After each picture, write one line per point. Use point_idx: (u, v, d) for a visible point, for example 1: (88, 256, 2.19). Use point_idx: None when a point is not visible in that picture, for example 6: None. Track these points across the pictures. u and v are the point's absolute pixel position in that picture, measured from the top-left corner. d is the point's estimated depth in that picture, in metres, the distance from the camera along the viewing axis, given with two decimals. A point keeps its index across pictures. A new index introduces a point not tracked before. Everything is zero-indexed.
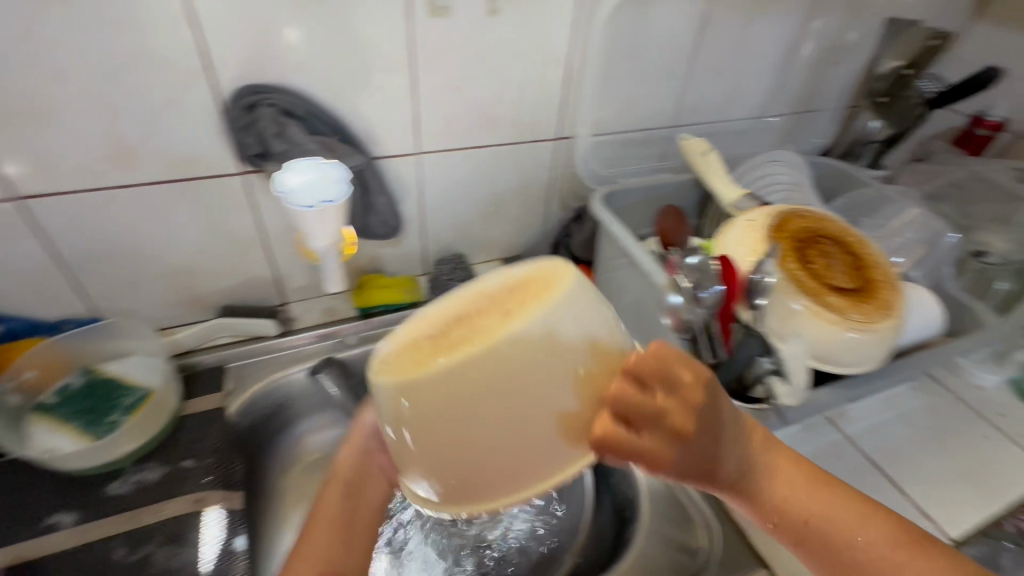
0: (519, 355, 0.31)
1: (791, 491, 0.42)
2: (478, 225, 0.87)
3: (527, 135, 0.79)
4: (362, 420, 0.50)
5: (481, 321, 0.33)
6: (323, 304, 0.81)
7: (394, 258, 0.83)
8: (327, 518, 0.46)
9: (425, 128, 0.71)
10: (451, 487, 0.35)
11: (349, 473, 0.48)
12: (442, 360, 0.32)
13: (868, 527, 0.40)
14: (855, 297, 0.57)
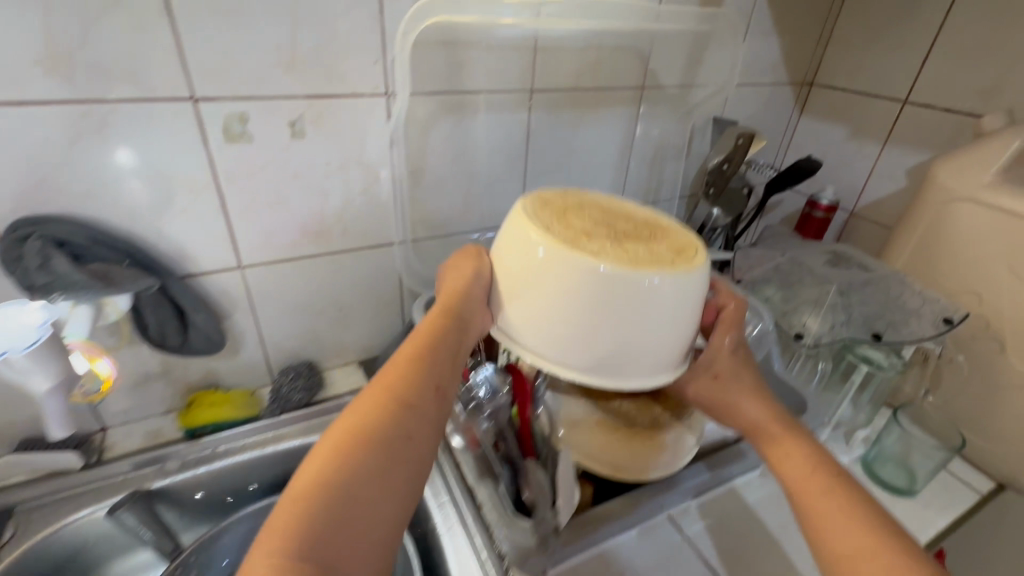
0: (696, 285, 0.52)
1: (732, 408, 0.56)
2: (326, 330, 0.86)
3: (364, 242, 0.80)
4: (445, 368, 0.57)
5: (659, 255, 0.51)
6: (148, 427, 0.77)
7: (230, 371, 0.80)
8: (324, 471, 0.44)
9: (244, 243, 0.71)
10: (567, 329, 0.51)
11: (353, 427, 0.48)
12: (604, 265, 0.48)
13: (796, 457, 0.52)
14: (643, 399, 0.58)
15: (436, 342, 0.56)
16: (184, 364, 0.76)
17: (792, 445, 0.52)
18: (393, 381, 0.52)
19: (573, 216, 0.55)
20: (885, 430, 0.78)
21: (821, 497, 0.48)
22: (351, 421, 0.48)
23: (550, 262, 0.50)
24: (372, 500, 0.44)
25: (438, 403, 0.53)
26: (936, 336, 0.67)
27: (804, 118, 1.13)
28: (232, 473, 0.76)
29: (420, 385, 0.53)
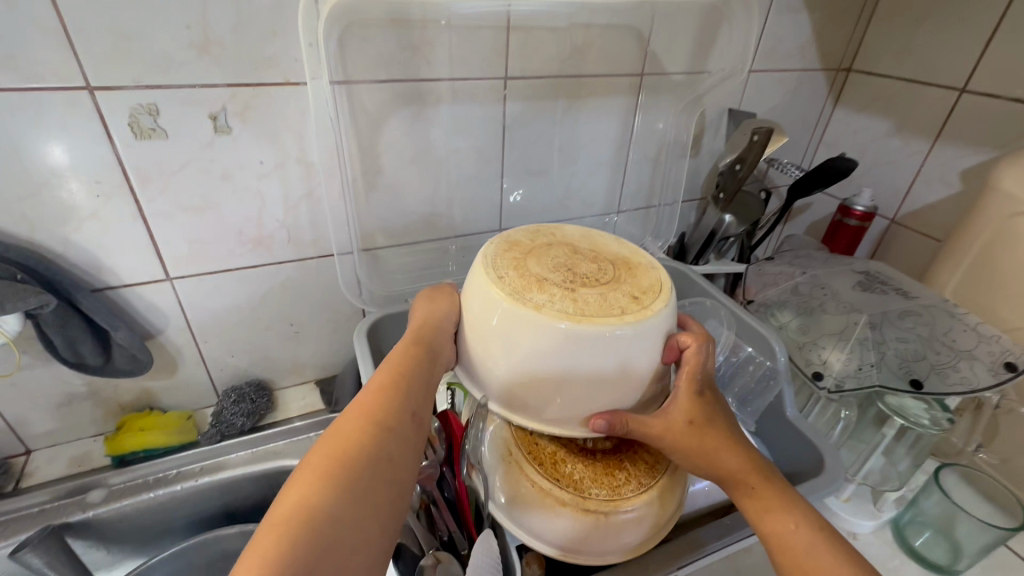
0: (659, 331, 0.43)
1: (703, 453, 0.43)
2: (277, 347, 0.77)
3: (313, 250, 0.71)
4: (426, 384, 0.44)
5: (614, 301, 0.42)
6: (75, 451, 0.70)
7: (167, 391, 0.73)
8: (305, 514, 0.33)
9: (169, 252, 0.63)
10: (528, 397, 0.43)
11: (332, 456, 0.36)
12: (567, 325, 0.40)
13: (780, 512, 0.40)
14: (607, 462, 0.46)
15: (412, 355, 0.45)
16: (112, 384, 0.69)
17: (775, 500, 0.41)
18: (378, 402, 0.41)
19: (529, 257, 0.47)
20: (922, 490, 0.63)
21: (810, 556, 0.38)
22: (328, 449, 0.37)
23: (506, 328, 0.42)
24: (347, 555, 0.33)
25: (421, 431, 0.42)
26: (994, 387, 0.54)
27: (837, 109, 0.98)
28: (163, 506, 0.68)
29: (402, 407, 0.41)
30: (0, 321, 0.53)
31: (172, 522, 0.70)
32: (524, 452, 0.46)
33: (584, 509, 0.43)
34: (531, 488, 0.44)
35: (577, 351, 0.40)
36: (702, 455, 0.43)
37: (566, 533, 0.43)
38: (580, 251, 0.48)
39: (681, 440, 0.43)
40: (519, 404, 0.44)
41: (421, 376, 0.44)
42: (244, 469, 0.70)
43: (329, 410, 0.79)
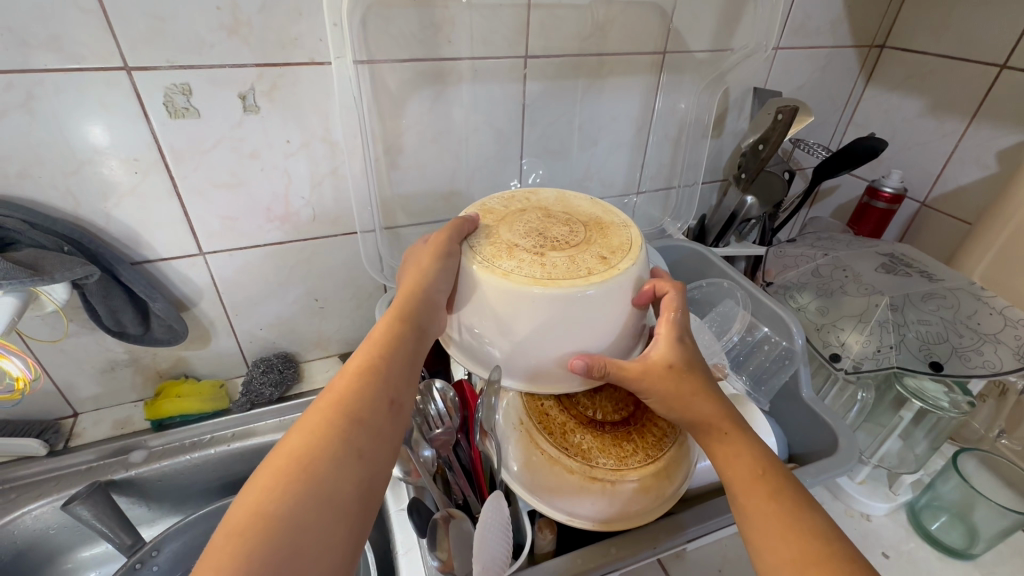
0: (625, 288, 0.47)
1: (680, 396, 0.44)
2: (304, 320, 0.80)
3: (336, 228, 0.74)
4: (401, 371, 0.42)
5: (582, 263, 0.46)
6: (118, 415, 0.75)
7: (201, 360, 0.77)
8: (262, 518, 0.32)
9: (202, 228, 0.66)
10: (514, 356, 0.48)
11: (294, 456, 0.35)
12: (538, 289, 0.44)
13: (747, 454, 0.41)
14: (614, 435, 0.48)
15: (383, 342, 0.43)
16: (151, 353, 0.73)
17: (743, 445, 0.42)
18: (345, 393, 0.39)
19: (502, 226, 0.51)
20: (940, 475, 0.62)
21: (772, 496, 0.39)
22: (290, 448, 0.35)
23: (484, 294, 0.46)
24: (310, 554, 0.32)
25: (395, 418, 0.40)
26: (1018, 371, 0.53)
27: (868, 88, 0.95)
28: (199, 467, 0.73)
29: (371, 396, 0.39)
30: (50, 289, 0.57)
31: (206, 483, 0.74)
32: (536, 421, 0.48)
33: (592, 477, 0.45)
34: (541, 455, 0.46)
35: (550, 312, 0.45)
36: (677, 397, 0.44)
37: (576, 500, 0.45)
38: (551, 217, 0.52)
39: (661, 381, 0.44)
40: (507, 363, 0.48)
41: (394, 362, 0.42)
42: (273, 437, 0.74)
43: None
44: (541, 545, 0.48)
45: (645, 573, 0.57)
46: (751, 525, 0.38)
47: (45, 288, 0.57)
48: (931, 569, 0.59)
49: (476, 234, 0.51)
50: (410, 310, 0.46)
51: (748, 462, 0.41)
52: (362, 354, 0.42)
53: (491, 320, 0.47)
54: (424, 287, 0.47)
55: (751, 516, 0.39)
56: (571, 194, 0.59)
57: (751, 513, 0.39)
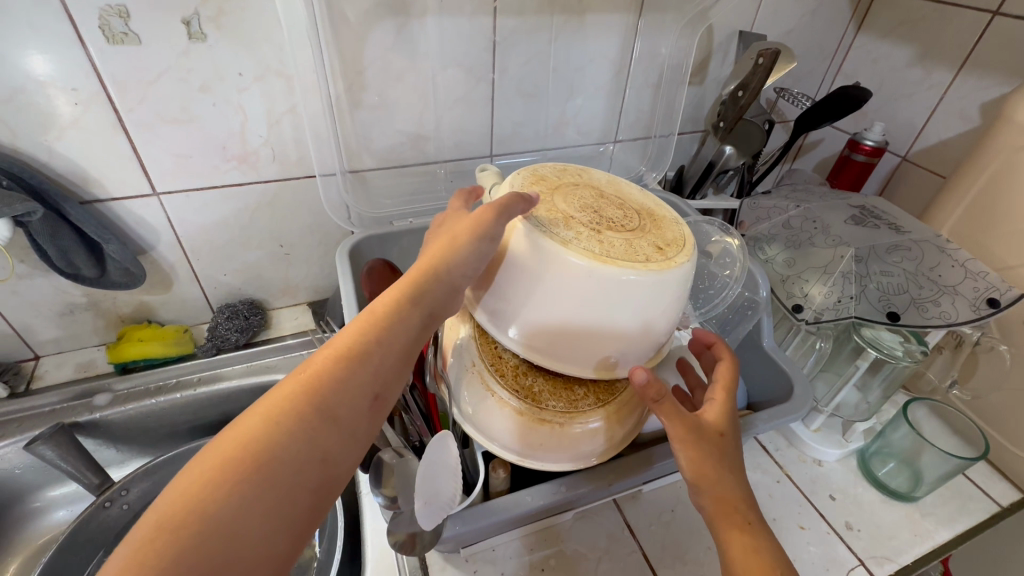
0: (679, 282, 0.45)
1: (719, 468, 0.42)
2: (269, 266, 0.79)
3: (298, 170, 0.71)
4: (394, 357, 0.37)
5: (639, 249, 0.45)
6: (80, 358, 0.74)
7: (165, 305, 0.75)
8: (190, 522, 0.27)
9: (153, 166, 0.63)
10: (538, 335, 0.45)
11: (249, 447, 0.30)
12: (599, 266, 0.42)
13: (763, 550, 0.39)
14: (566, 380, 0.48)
15: (381, 321, 0.38)
16: (110, 296, 0.71)
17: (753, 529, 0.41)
18: (324, 380, 0.34)
19: (557, 194, 0.49)
20: (891, 423, 0.64)
21: None
22: (245, 435, 0.30)
23: (532, 259, 0.43)
24: (237, 567, 0.27)
25: (372, 417, 0.35)
26: (972, 322, 0.53)
27: (859, 36, 0.91)
28: (165, 411, 0.73)
29: (354, 389, 0.34)
30: None
31: (174, 427, 0.75)
32: (490, 361, 0.47)
33: (541, 419, 0.46)
34: (492, 394, 0.46)
35: (600, 291, 0.42)
36: (713, 465, 0.42)
37: (519, 438, 0.46)
38: (606, 200, 0.51)
39: (705, 441, 0.42)
40: (526, 336, 0.45)
41: (391, 352, 0.37)
42: (239, 382, 0.74)
43: (321, 329, 0.81)
44: (494, 483, 0.49)
45: (599, 512, 0.59)
46: None
47: None
48: (873, 510, 0.61)
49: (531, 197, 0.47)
50: (422, 292, 0.40)
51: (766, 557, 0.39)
52: (355, 329, 0.37)
53: (529, 294, 0.44)
54: (446, 268, 0.42)
55: None
56: (620, 179, 0.57)
57: None
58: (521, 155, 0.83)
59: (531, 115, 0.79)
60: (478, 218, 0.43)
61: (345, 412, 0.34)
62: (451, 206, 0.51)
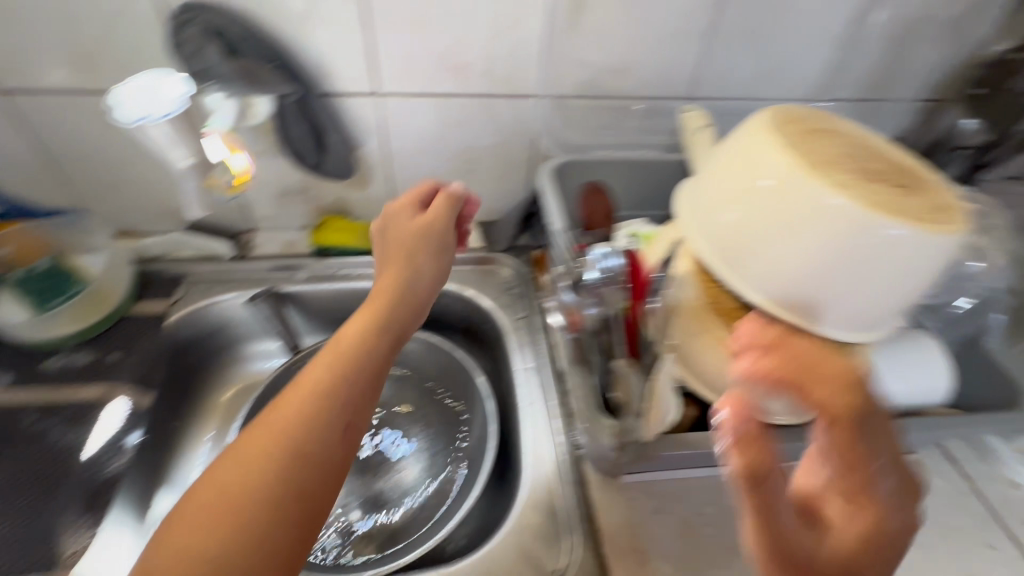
0: (944, 247, 0.42)
1: (846, 442, 0.38)
2: (452, 181, 0.82)
3: (501, 88, 0.71)
4: (373, 365, 0.45)
5: (904, 204, 0.42)
6: (286, 237, 0.82)
7: (359, 202, 0.82)
8: (282, 476, 0.38)
9: (382, 67, 0.67)
10: (766, 281, 0.46)
11: (283, 444, 0.39)
12: (856, 218, 0.41)
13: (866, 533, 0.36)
14: None
15: (350, 339, 0.45)
16: (319, 185, 0.79)
17: (882, 564, 0.37)
18: (317, 386, 0.42)
19: (814, 138, 0.46)
20: None
21: None
22: (275, 432, 0.40)
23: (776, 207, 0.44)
24: (261, 549, 0.36)
25: (351, 439, 0.42)
26: None
27: None
28: (349, 298, 0.80)
29: (336, 408, 0.41)
30: (257, 102, 0.63)
31: (352, 313, 0.83)
32: (712, 305, 0.49)
33: None
34: None
35: (848, 243, 0.42)
36: (845, 442, 0.38)
37: (726, 374, 0.51)
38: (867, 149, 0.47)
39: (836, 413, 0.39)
40: (754, 280, 0.47)
41: (364, 374, 0.44)
42: None
43: (488, 249, 0.84)
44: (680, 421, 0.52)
45: None
46: None
47: (254, 99, 0.62)
48: None
49: (783, 141, 0.46)
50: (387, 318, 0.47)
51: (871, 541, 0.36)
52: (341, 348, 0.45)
53: (764, 240, 0.46)
54: (409, 289, 0.50)
55: None
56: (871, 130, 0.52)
57: None
58: (720, 103, 0.78)
59: (747, 58, 0.73)
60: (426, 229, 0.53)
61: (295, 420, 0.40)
62: (400, 204, 0.55)
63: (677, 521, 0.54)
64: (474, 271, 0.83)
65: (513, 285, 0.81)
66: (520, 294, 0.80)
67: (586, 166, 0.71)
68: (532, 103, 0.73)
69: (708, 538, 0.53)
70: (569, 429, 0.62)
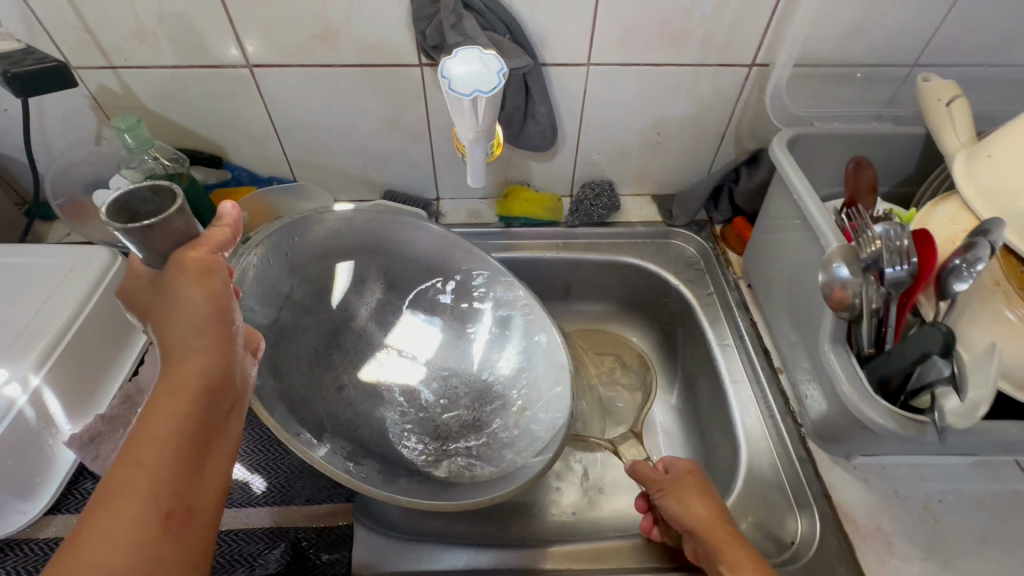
0: None
1: None
2: (637, 152, 0.80)
3: (715, 58, 0.69)
4: (196, 308, 0.36)
5: None
6: (469, 206, 0.85)
7: (543, 172, 0.82)
8: (139, 473, 0.29)
9: (601, 36, 0.66)
10: None
11: (177, 455, 0.31)
12: None
13: (148, 457, 0.30)
14: None
15: (188, 363, 0.34)
16: (510, 156, 0.80)
17: (221, 343, 0.36)
18: (183, 429, 0.32)
19: None
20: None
21: (154, 412, 0.32)
22: (159, 435, 0.31)
23: None
24: (166, 539, 0.29)
25: (193, 461, 0.32)
26: None
27: None
28: (533, 264, 0.83)
29: (174, 425, 0.32)
30: None
31: (525, 282, 0.86)
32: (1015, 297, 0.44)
33: None
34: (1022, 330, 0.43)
35: None
36: (221, 342, 0.36)
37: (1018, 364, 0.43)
38: None
39: (221, 369, 0.35)
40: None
41: (187, 399, 0.33)
42: (595, 258, 0.82)
43: (668, 223, 0.83)
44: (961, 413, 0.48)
45: (996, 469, 0.56)
46: (197, 346, 0.35)
47: None
48: None
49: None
50: (194, 437, 0.32)
51: (148, 518, 0.28)
52: (217, 327, 0.37)
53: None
54: (158, 422, 0.31)
55: (147, 427, 0.31)
56: None
57: (188, 365, 0.34)
58: (954, 69, 0.69)
59: (1003, 18, 0.63)
60: (222, 316, 0.37)
61: (154, 441, 0.30)
62: (213, 304, 0.37)
63: (919, 505, 0.54)
64: (653, 244, 0.83)
65: (696, 261, 0.81)
66: (704, 270, 0.79)
67: (818, 136, 0.62)
68: (744, 71, 0.70)
69: (954, 525, 0.53)
70: (786, 408, 0.62)
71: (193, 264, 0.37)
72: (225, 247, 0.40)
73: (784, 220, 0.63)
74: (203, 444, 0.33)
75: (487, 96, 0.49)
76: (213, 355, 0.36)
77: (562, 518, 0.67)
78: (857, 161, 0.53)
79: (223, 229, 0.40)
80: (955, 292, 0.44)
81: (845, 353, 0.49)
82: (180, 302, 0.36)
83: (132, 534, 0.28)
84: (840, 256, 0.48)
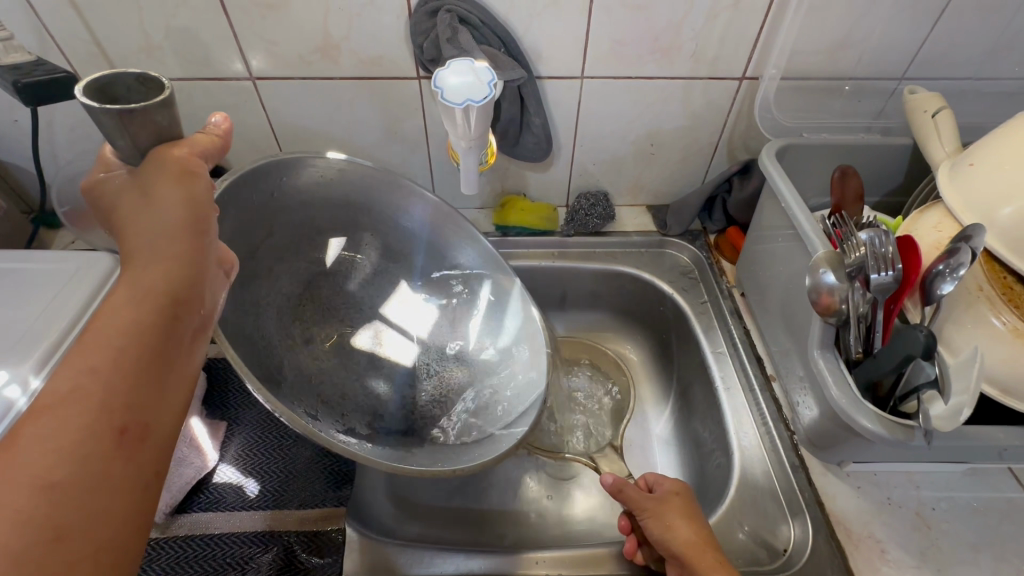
0: None
1: None
2: (632, 163, 0.82)
3: (706, 71, 0.70)
4: (169, 217, 0.36)
5: None
6: (466, 215, 0.86)
7: (539, 181, 0.84)
8: (89, 360, 0.29)
9: (594, 49, 0.67)
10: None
11: (134, 355, 0.31)
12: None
13: (100, 351, 0.30)
14: None
15: (153, 267, 0.34)
16: (506, 166, 0.82)
17: (191, 253, 0.36)
18: (141, 328, 0.32)
19: None
20: None
21: (113, 310, 0.32)
22: (115, 333, 0.31)
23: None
24: (117, 436, 0.28)
25: (153, 359, 0.31)
26: None
27: None
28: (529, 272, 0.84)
29: (130, 323, 0.31)
30: None
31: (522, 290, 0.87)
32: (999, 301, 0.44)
33: None
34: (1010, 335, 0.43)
35: None
36: (192, 252, 0.36)
37: (1005, 368, 0.44)
38: None
39: (188, 275, 0.35)
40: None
41: (148, 300, 0.33)
42: (589, 266, 0.83)
43: (662, 232, 0.84)
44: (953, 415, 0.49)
45: (989, 477, 0.56)
46: (164, 251, 0.35)
47: None
48: None
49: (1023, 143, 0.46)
50: (156, 337, 0.32)
51: (99, 409, 0.28)
52: (191, 236, 0.37)
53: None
54: (114, 318, 0.31)
55: (105, 324, 0.31)
56: None
57: (154, 270, 0.34)
58: (942, 82, 0.70)
59: (987, 32, 0.64)
60: (196, 225, 0.37)
61: (111, 336, 0.30)
62: (188, 211, 0.37)
63: (912, 512, 0.54)
64: (647, 254, 0.84)
65: (690, 269, 0.82)
66: (698, 278, 0.80)
67: (805, 146, 0.64)
68: (735, 83, 0.72)
69: (948, 532, 0.53)
70: (778, 414, 0.63)
71: (174, 166, 0.37)
72: (209, 154, 0.40)
73: (773, 229, 0.64)
74: (165, 346, 0.32)
75: (479, 106, 0.50)
76: (181, 262, 0.35)
77: (554, 527, 0.67)
78: (846, 171, 0.55)
79: (206, 141, 0.40)
80: (939, 295, 0.45)
81: (834, 359, 0.50)
82: (158, 208, 0.36)
83: (84, 427, 0.27)
84: (826, 263, 0.48)
